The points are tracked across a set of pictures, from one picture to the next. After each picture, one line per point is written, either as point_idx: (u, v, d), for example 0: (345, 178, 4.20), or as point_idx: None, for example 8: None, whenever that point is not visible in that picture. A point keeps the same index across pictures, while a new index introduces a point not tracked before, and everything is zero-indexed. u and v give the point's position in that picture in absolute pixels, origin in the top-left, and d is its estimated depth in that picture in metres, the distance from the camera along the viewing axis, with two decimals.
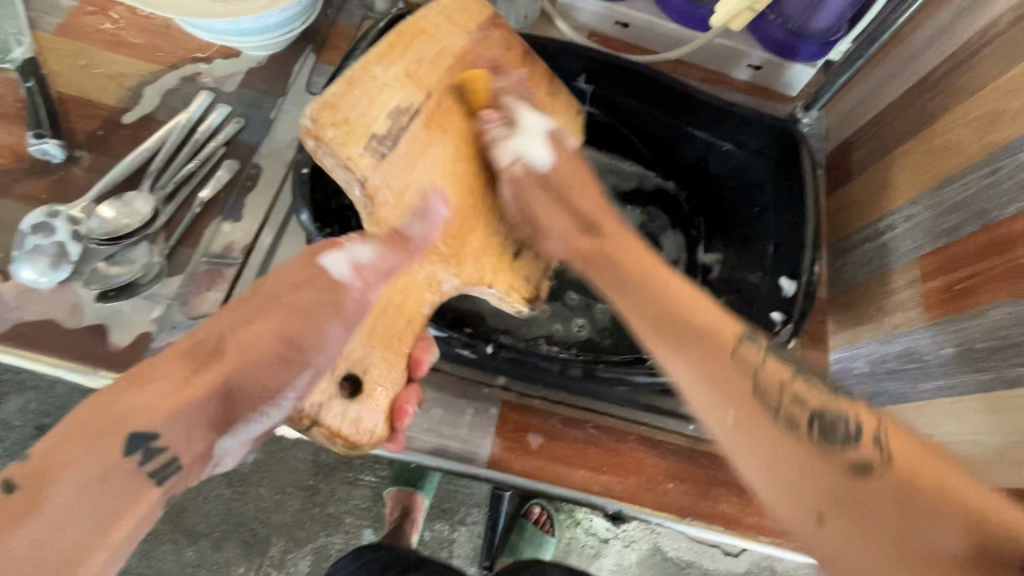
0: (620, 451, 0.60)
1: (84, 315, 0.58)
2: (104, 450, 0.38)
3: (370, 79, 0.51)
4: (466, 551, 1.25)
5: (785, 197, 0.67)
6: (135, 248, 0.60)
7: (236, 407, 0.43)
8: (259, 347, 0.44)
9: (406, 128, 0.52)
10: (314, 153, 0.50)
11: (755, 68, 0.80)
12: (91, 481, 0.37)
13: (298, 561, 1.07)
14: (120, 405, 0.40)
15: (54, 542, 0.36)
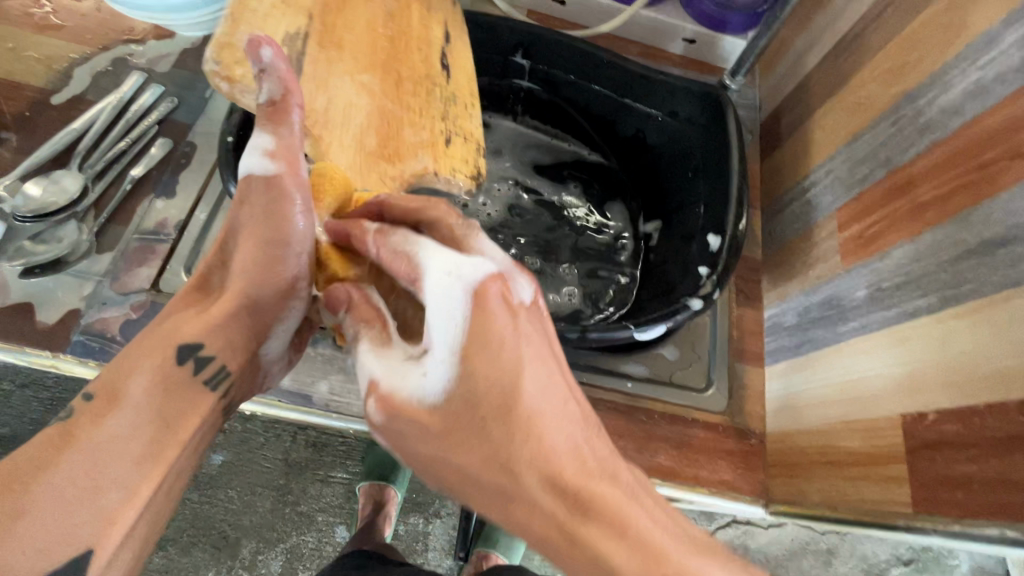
0: None
1: (9, 293, 0.57)
2: (159, 359, 0.40)
3: (250, 12, 0.51)
4: (442, 543, 1.26)
5: (713, 160, 0.69)
6: (63, 226, 0.60)
7: (266, 314, 0.45)
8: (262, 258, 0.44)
9: (305, 50, 0.52)
10: (232, 98, 0.49)
11: (688, 42, 0.82)
12: (159, 383, 0.40)
13: (270, 563, 1.06)
14: (163, 326, 0.42)
15: (129, 442, 0.38)
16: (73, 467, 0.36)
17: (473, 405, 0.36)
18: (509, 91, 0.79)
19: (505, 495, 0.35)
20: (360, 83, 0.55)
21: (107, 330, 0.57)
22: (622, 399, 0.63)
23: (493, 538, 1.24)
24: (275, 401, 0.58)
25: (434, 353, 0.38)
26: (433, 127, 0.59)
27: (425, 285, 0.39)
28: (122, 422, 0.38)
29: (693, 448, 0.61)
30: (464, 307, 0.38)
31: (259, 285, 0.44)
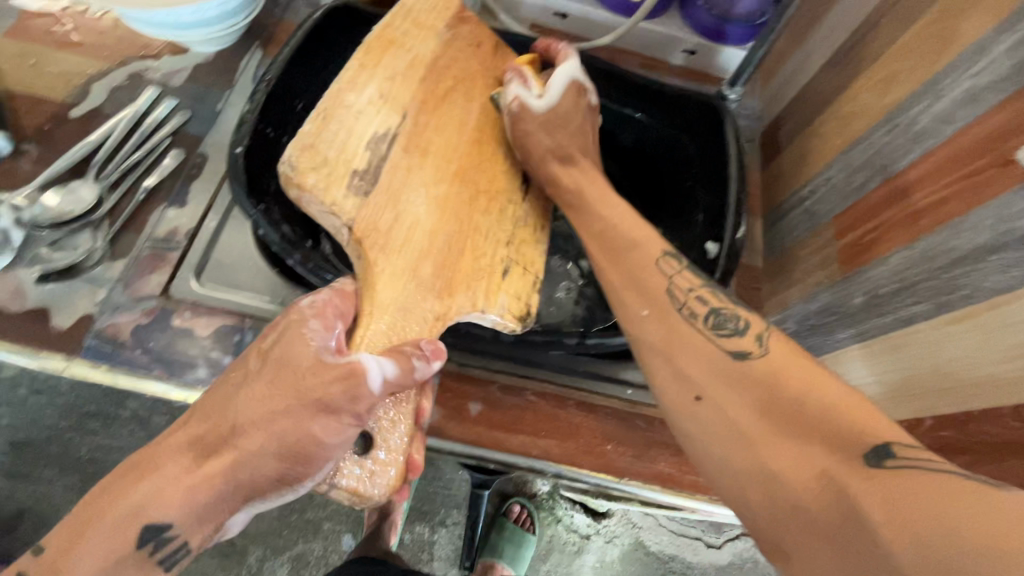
0: (559, 416, 0.61)
1: (26, 298, 0.59)
2: (118, 538, 0.40)
3: (344, 109, 0.52)
4: (447, 552, 1.26)
5: (713, 168, 0.70)
6: (79, 235, 0.62)
7: (238, 499, 0.41)
8: (270, 443, 0.41)
9: (387, 156, 0.52)
10: (301, 201, 0.50)
11: (689, 53, 0.83)
12: (111, 559, 0.40)
13: (276, 570, 1.08)
14: (132, 492, 0.40)
15: None
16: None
17: (564, 122, 0.58)
18: None
19: (728, 367, 0.45)
20: (416, 207, 0.52)
21: (118, 334, 0.59)
22: (623, 408, 0.63)
23: (499, 547, 1.24)
24: None
25: (551, 91, 0.58)
26: (496, 253, 0.54)
27: (566, 67, 0.59)
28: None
29: None
30: (568, 82, 0.59)
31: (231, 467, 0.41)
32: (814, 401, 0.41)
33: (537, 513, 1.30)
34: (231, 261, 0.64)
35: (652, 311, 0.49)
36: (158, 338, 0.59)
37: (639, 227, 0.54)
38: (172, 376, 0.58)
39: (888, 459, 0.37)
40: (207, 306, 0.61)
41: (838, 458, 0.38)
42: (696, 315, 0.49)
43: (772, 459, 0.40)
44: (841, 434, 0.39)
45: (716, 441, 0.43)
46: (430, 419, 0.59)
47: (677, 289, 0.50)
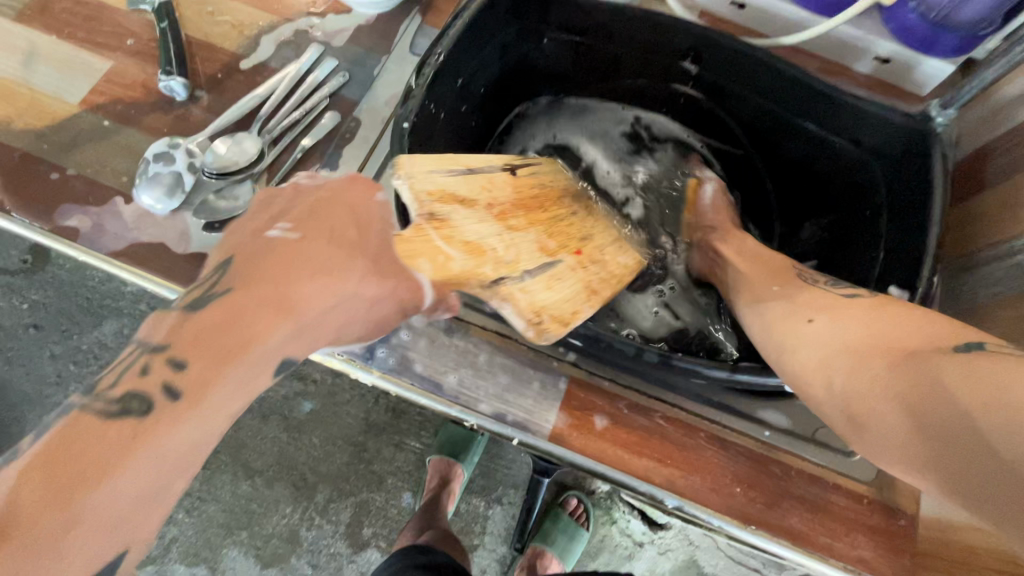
0: (688, 446, 0.57)
1: (190, 242, 0.62)
2: (229, 353, 0.40)
3: (528, 172, 0.65)
4: (499, 529, 1.26)
5: (904, 200, 0.61)
6: (241, 185, 0.64)
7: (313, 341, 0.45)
8: (378, 285, 0.47)
9: (486, 184, 0.59)
10: (412, 159, 0.54)
11: (881, 61, 0.74)
12: (221, 359, 0.40)
13: (340, 512, 1.16)
14: (242, 300, 0.41)
15: (222, 412, 0.41)
16: (103, 507, 0.36)
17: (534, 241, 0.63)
18: (668, 95, 0.78)
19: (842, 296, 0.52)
20: (487, 172, 0.60)
21: None
22: (757, 449, 0.58)
23: (552, 537, 1.23)
24: (407, 385, 0.58)
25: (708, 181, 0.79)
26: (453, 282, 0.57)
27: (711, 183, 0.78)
28: (223, 397, 0.40)
29: (829, 515, 0.56)
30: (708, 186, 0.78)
31: (321, 322, 0.44)
32: (928, 321, 0.44)
33: (594, 509, 1.28)
34: None
35: (782, 287, 0.58)
36: None
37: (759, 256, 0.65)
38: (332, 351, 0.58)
39: (977, 347, 0.40)
40: None
41: (920, 350, 0.42)
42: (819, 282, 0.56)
43: (812, 303, 0.52)
44: (938, 337, 0.42)
45: (809, 308, 0.52)
46: (553, 425, 0.57)
47: (809, 276, 0.58)
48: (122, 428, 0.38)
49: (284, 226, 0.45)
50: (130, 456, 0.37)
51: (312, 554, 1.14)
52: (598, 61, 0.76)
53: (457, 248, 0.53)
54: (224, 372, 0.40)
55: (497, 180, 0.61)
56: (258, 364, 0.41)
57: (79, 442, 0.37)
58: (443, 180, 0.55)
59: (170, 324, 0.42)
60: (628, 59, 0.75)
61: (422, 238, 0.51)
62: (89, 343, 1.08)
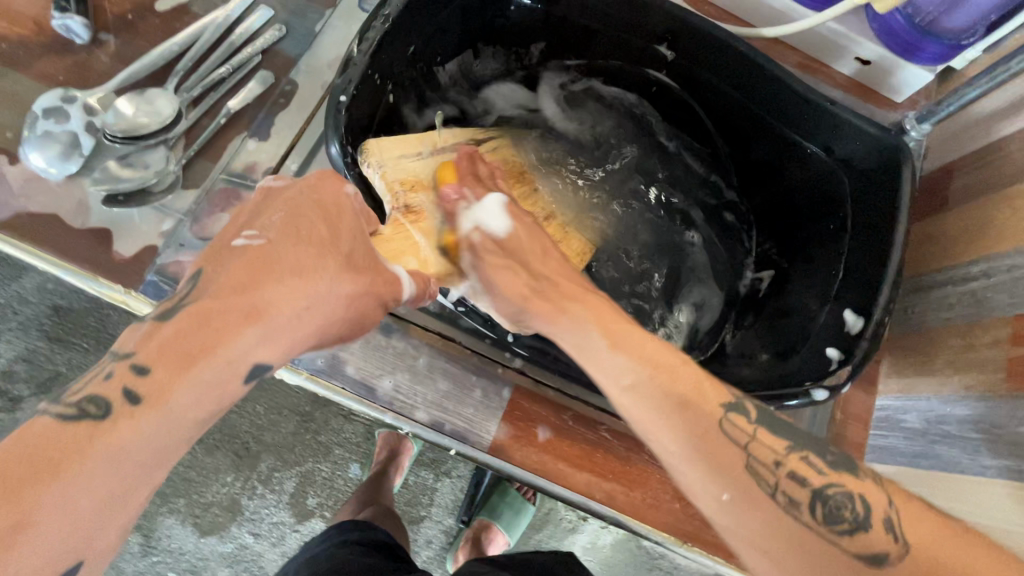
0: (631, 461, 0.56)
1: (89, 216, 0.54)
2: (190, 368, 0.37)
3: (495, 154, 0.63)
4: (446, 501, 1.24)
5: (869, 218, 0.60)
6: (152, 152, 0.56)
7: (289, 345, 0.41)
8: (355, 280, 0.44)
9: (453, 166, 0.58)
10: (382, 145, 0.54)
11: (863, 63, 0.70)
12: (178, 374, 0.37)
13: (284, 481, 1.10)
14: (211, 307, 0.39)
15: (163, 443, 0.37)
16: (57, 513, 0.34)
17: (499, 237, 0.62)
18: (638, 81, 0.72)
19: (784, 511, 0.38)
20: (454, 155, 0.58)
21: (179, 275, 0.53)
22: None
23: (497, 510, 1.22)
24: (338, 389, 0.53)
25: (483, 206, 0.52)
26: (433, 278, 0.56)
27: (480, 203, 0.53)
28: (171, 420, 0.37)
29: None
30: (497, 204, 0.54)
31: (295, 327, 0.41)
32: (932, 561, 0.35)
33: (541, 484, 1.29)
34: None
35: (735, 492, 0.39)
36: None
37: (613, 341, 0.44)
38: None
39: None
40: None
41: None
42: (747, 460, 0.39)
43: (778, 522, 0.38)
44: None
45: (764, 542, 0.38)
46: (495, 436, 0.54)
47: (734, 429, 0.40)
48: (81, 428, 0.36)
49: (248, 233, 0.42)
50: (90, 461, 0.35)
51: (253, 523, 1.09)
52: (570, 38, 0.70)
53: (432, 241, 0.52)
54: (184, 373, 0.37)
55: (465, 157, 0.59)
56: (224, 371, 0.38)
57: (43, 446, 0.35)
58: (411, 166, 0.55)
59: (140, 330, 0.39)
60: (600, 39, 0.69)
61: (401, 234, 0.50)
62: (5, 298, 0.96)
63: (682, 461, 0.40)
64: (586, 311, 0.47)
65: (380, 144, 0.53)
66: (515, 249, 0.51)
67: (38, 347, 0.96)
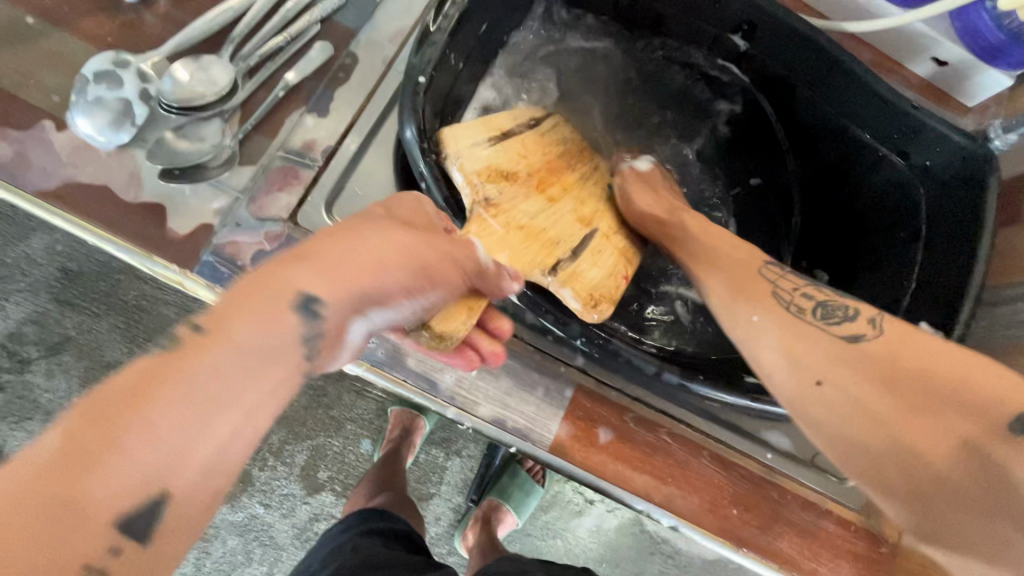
0: (690, 465, 0.55)
1: (142, 190, 0.51)
2: (261, 313, 0.35)
3: (553, 130, 0.58)
4: (456, 480, 1.13)
5: (946, 232, 0.58)
6: (207, 124, 0.53)
7: (362, 281, 0.38)
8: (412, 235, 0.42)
9: (519, 145, 0.54)
10: (449, 138, 0.50)
11: (939, 64, 0.67)
12: (235, 307, 0.34)
13: (295, 454, 1.06)
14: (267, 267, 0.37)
15: (223, 388, 0.33)
16: (143, 436, 0.30)
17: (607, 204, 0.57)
18: (708, 72, 0.69)
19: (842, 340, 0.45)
20: (518, 135, 0.55)
21: (238, 256, 0.51)
22: (758, 469, 0.57)
23: (507, 492, 1.09)
24: (398, 380, 0.52)
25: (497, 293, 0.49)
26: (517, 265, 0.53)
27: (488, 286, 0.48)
28: (223, 373, 0.33)
29: (819, 540, 0.55)
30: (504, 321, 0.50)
31: (349, 266, 0.38)
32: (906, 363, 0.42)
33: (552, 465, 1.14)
34: (367, 196, 0.56)
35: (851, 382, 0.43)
36: None
37: (737, 290, 0.50)
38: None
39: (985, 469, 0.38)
40: None
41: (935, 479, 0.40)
42: (803, 307, 0.48)
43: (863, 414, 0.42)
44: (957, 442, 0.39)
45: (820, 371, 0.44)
46: (555, 436, 0.53)
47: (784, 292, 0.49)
48: (133, 376, 0.32)
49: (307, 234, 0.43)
50: (151, 403, 0.30)
51: (263, 494, 1.05)
52: (641, 23, 0.67)
53: (516, 236, 0.49)
54: (250, 311, 0.34)
55: (528, 142, 0.55)
56: (278, 299, 0.35)
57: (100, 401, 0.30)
58: (486, 153, 0.51)
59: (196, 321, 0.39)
60: (672, 23, 0.66)
61: (486, 232, 0.48)
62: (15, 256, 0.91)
63: (768, 348, 0.47)
64: (709, 235, 0.55)
65: (455, 132, 0.50)
66: (656, 181, 0.61)
67: (48, 308, 0.91)
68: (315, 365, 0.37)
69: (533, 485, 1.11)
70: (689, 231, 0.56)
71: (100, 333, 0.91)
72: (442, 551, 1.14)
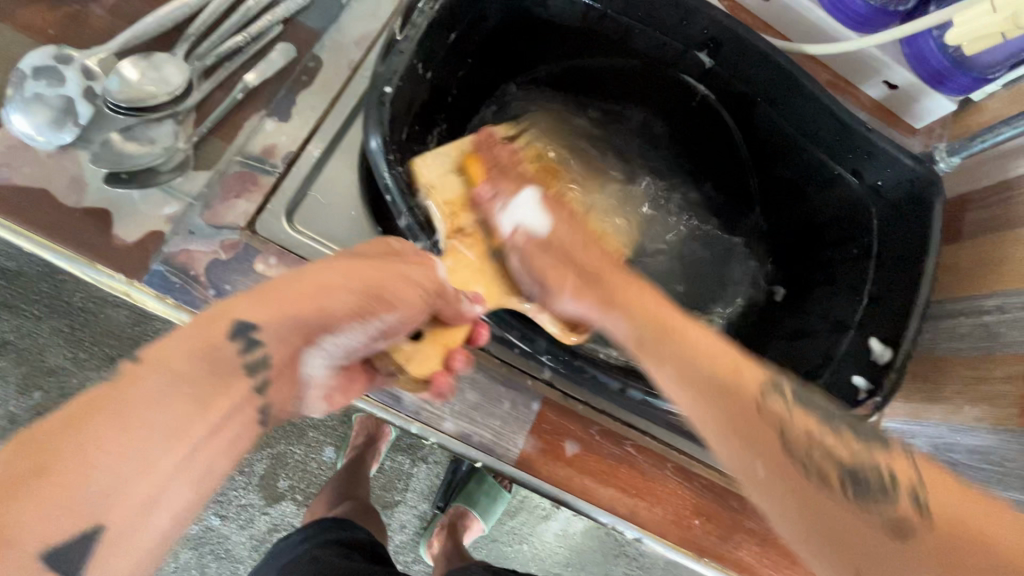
0: (654, 476, 0.56)
1: (85, 194, 0.48)
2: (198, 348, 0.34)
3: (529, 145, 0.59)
4: (422, 487, 1.11)
5: (895, 250, 0.61)
6: (158, 126, 0.50)
7: (307, 312, 0.37)
8: (362, 264, 0.41)
9: None
10: (418, 166, 0.50)
11: (890, 87, 0.70)
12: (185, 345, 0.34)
13: (253, 464, 1.02)
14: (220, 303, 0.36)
15: (154, 416, 0.32)
16: (77, 462, 0.29)
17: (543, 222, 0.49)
18: (677, 87, 0.70)
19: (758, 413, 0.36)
20: None
21: (190, 266, 0.48)
22: (720, 479, 0.57)
23: (472, 498, 1.08)
24: (362, 395, 0.51)
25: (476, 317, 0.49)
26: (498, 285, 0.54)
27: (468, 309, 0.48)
28: (158, 401, 0.32)
29: (777, 547, 0.57)
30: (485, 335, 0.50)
31: (293, 297, 0.37)
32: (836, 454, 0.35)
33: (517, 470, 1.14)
34: (330, 204, 0.54)
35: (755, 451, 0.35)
36: (237, 282, 0.49)
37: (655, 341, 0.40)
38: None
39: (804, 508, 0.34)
40: (296, 256, 0.51)
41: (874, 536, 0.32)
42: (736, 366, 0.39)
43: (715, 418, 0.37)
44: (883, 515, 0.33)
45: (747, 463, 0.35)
46: (521, 451, 0.53)
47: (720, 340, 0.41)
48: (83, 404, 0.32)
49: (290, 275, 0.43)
50: (90, 431, 0.30)
51: (220, 505, 1.00)
52: (607, 37, 0.68)
53: (492, 265, 0.50)
54: (187, 340, 0.34)
55: None
56: (212, 332, 0.35)
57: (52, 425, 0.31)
58: (458, 181, 0.51)
59: None
60: (639, 37, 0.66)
61: (460, 263, 0.49)
62: None
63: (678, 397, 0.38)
64: (628, 301, 0.43)
65: (425, 162, 0.50)
66: (561, 245, 0.47)
67: None
68: (269, 399, 0.37)
69: (500, 491, 1.10)
70: (602, 297, 0.44)
71: (37, 339, 0.86)
72: (407, 560, 1.11)
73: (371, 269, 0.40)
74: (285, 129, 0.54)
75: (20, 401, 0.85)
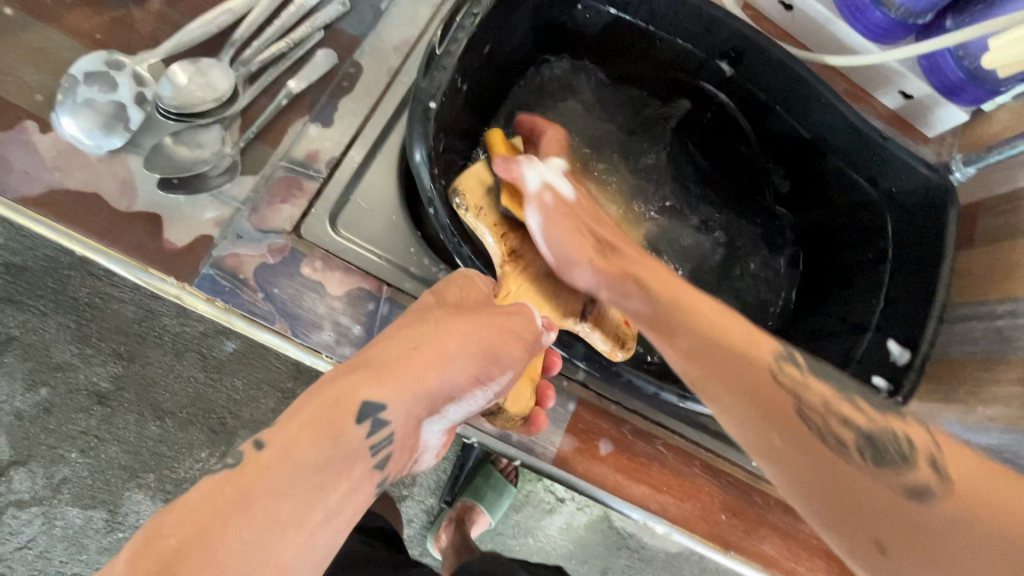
0: (682, 474, 0.58)
1: (136, 197, 0.49)
2: (330, 431, 0.38)
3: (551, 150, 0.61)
4: (430, 482, 1.12)
5: (911, 254, 0.64)
6: (206, 130, 0.52)
7: (427, 386, 0.41)
8: (470, 334, 0.44)
9: None
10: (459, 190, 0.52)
11: (906, 97, 0.73)
12: (313, 431, 0.38)
13: None
14: (342, 383, 0.39)
15: (291, 495, 0.36)
16: (223, 546, 0.33)
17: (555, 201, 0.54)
18: (699, 95, 0.72)
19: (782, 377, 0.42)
20: None
21: (240, 270, 0.49)
22: (744, 477, 0.60)
23: (480, 493, 1.09)
24: None
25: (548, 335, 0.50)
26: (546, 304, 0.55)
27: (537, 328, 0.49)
28: (295, 481, 0.36)
29: (797, 541, 0.59)
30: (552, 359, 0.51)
31: (410, 372, 0.41)
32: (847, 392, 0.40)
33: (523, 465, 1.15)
34: (372, 209, 0.55)
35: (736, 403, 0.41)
36: (285, 285, 0.50)
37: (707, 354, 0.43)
38: (295, 336, 0.49)
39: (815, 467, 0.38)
40: (342, 260, 0.52)
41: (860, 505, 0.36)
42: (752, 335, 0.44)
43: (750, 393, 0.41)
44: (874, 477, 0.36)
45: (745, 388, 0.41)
46: (559, 450, 0.54)
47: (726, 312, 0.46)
48: (225, 491, 0.35)
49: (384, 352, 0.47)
50: (229, 518, 0.34)
51: None
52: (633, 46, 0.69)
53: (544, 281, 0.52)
54: (310, 427, 0.38)
55: None
56: (335, 413, 0.38)
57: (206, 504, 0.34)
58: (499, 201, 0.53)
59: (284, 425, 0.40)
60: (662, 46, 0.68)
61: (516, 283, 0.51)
62: None
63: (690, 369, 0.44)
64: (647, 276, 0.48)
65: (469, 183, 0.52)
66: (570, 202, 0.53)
67: None
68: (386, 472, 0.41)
69: (507, 485, 1.12)
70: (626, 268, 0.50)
71: (54, 335, 0.85)
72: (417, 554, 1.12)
73: (475, 334, 0.44)
74: (328, 134, 0.55)
75: (27, 397, 0.85)
